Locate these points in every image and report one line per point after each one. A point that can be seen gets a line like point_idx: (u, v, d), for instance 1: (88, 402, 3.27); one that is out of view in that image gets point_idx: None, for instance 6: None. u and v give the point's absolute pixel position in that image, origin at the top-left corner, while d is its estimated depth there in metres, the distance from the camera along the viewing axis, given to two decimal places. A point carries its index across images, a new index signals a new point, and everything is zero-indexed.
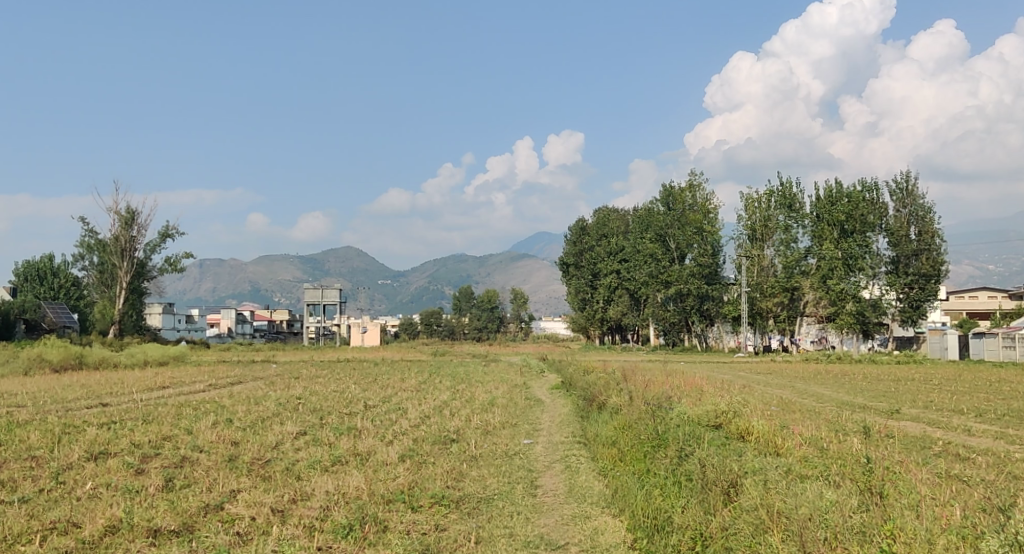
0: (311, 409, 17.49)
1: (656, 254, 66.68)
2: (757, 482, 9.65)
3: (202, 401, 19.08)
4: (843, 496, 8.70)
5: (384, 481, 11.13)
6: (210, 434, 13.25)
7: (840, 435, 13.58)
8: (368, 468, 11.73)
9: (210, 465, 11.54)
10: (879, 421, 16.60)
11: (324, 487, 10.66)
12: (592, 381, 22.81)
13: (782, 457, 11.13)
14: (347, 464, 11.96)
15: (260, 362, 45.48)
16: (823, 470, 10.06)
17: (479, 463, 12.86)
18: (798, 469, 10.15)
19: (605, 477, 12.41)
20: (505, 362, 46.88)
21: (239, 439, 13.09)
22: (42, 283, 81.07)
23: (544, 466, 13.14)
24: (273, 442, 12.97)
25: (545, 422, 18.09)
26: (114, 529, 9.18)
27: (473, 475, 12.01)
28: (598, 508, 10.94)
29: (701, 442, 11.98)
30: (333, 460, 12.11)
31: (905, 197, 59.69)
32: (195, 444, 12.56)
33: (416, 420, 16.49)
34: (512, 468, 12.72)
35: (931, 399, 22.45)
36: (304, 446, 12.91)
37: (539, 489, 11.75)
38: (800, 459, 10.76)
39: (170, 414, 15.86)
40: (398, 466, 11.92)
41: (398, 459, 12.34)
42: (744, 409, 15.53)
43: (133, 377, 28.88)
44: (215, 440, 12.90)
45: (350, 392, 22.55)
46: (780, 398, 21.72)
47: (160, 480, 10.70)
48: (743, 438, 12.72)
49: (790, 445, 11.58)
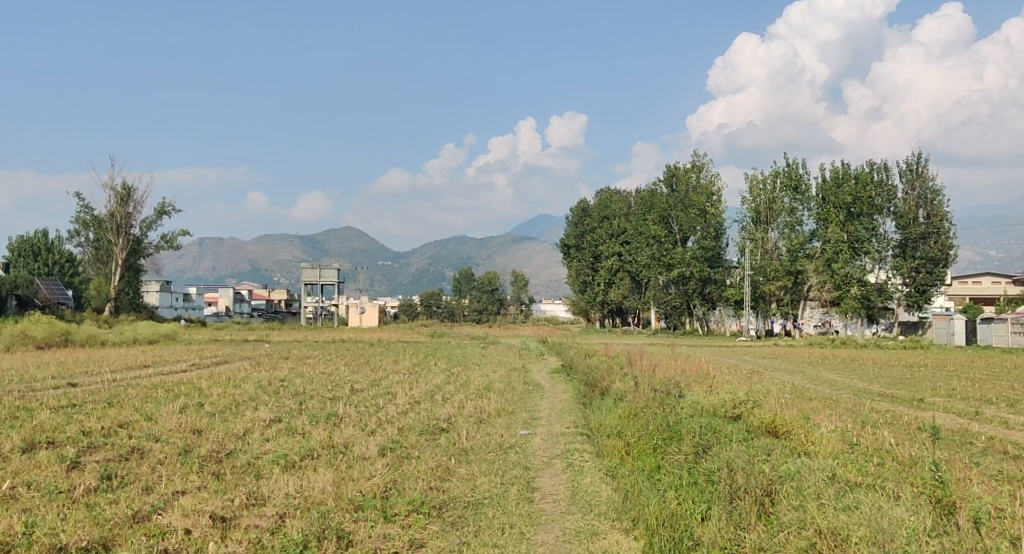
0: (292, 393, 16.26)
1: (659, 236, 65.39)
2: (795, 489, 8.70)
3: (178, 382, 17.88)
4: (906, 515, 7.74)
5: (357, 481, 9.92)
6: (169, 421, 11.97)
7: (869, 428, 12.42)
8: (341, 464, 10.51)
9: (163, 458, 10.36)
10: (906, 411, 15.47)
11: (284, 489, 9.49)
12: (594, 365, 21.69)
13: (815, 455, 10.09)
14: (319, 459, 10.75)
15: (252, 342, 44.11)
16: (872, 472, 9.12)
17: (469, 458, 11.65)
18: (842, 469, 9.20)
19: (612, 477, 11.20)
20: (504, 344, 45.93)
21: (201, 428, 11.83)
22: (36, 259, 79.61)
23: (542, 464, 11.91)
24: (239, 431, 11.76)
25: (545, 410, 16.89)
26: (9, 546, 7.97)
27: (463, 474, 10.79)
28: (607, 520, 9.68)
29: (718, 436, 10.95)
30: (303, 454, 10.90)
31: (914, 179, 58.28)
32: (149, 433, 11.34)
33: (405, 406, 15.30)
34: (506, 465, 11.51)
35: (953, 387, 21.33)
36: (273, 436, 11.68)
37: (536, 492, 10.56)
38: (838, 458, 9.71)
39: (138, 396, 14.66)
40: (376, 462, 10.69)
41: (378, 454, 11.11)
42: (764, 398, 14.30)
43: (115, 356, 27.67)
44: (176, 428, 11.65)
45: (337, 374, 21.41)
46: (792, 385, 20.61)
47: (93, 480, 9.50)
48: (769, 433, 11.55)
49: (824, 441, 10.51)
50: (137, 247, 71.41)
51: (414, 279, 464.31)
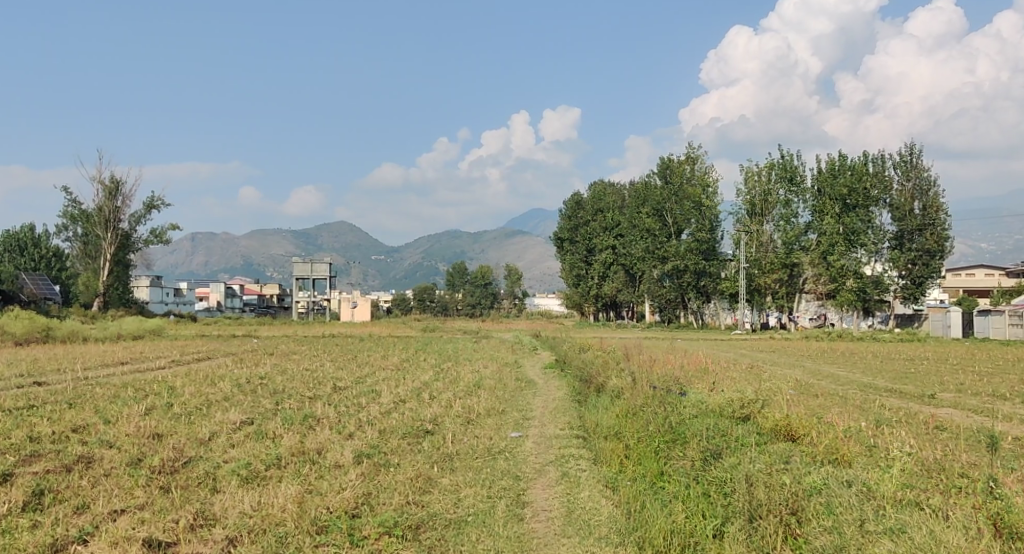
0: (271, 392, 15.38)
1: (654, 229, 64.55)
2: (825, 507, 8.47)
3: (150, 380, 16.94)
4: (962, 544, 7.38)
5: (324, 497, 9.16)
6: (127, 425, 11.15)
7: (885, 427, 11.66)
8: (309, 475, 9.74)
9: (110, 470, 9.62)
10: (919, 408, 14.67)
11: (238, 507, 8.80)
12: (588, 360, 20.86)
13: (836, 459, 9.59)
14: (286, 468, 9.96)
15: (239, 338, 43.28)
16: (910, 482, 8.75)
17: (453, 466, 10.82)
18: (877, 478, 8.85)
19: (613, 488, 10.41)
20: (498, 339, 45.20)
21: (161, 431, 11.01)
22: (22, 254, 78.18)
23: (534, 472, 11.09)
24: (203, 435, 10.96)
25: (538, 409, 16.04)
26: None
27: (446, 486, 9.96)
28: (607, 546, 8.85)
29: (728, 440, 10.46)
30: (269, 462, 10.12)
31: (910, 170, 57.51)
32: (102, 438, 10.55)
33: (388, 406, 14.41)
34: (495, 474, 10.69)
35: (960, 382, 20.54)
36: (239, 441, 10.84)
37: (527, 508, 9.74)
38: (868, 466, 9.23)
39: (105, 395, 13.77)
40: (349, 472, 9.90)
41: (352, 462, 10.29)
42: (771, 395, 13.49)
43: (94, 353, 26.50)
44: (132, 433, 10.82)
45: (321, 371, 20.55)
46: (796, 381, 19.75)
47: (22, 498, 8.75)
48: (781, 436, 10.80)
49: (842, 445, 9.95)
50: (125, 241, 70.25)
51: (408, 273, 463.03)
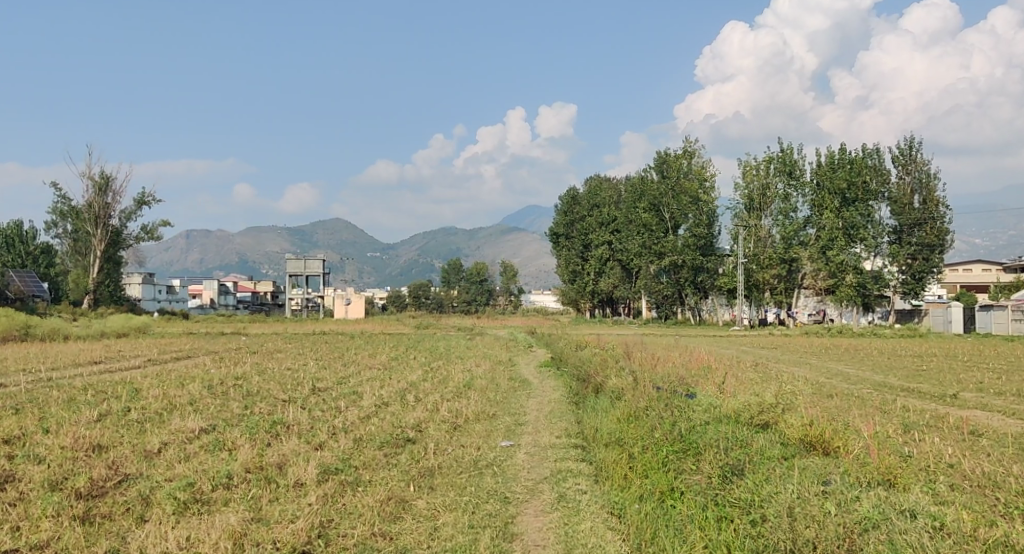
0: (244, 393, 14.38)
1: (651, 224, 63.34)
2: (888, 546, 7.60)
3: (117, 382, 15.89)
4: None
5: (271, 527, 8.44)
6: (65, 436, 10.53)
7: (917, 432, 10.75)
8: (261, 498, 9.05)
9: (24, 493, 9.00)
10: (943, 409, 13.62)
11: (163, 543, 8.07)
12: (585, 358, 19.70)
13: (879, 481, 8.75)
14: (235, 490, 9.27)
15: (225, 336, 41.95)
16: (979, 515, 8.02)
17: (433, 484, 9.89)
18: (943, 509, 8.10)
19: (618, 514, 9.42)
20: (490, 336, 44.08)
21: (104, 443, 10.43)
22: (10, 250, 76.61)
23: (526, 491, 10.03)
24: (151, 448, 10.35)
25: (532, 412, 14.90)
26: None
27: (420, 511, 9.11)
28: None
29: (753, 457, 9.61)
30: (218, 481, 9.45)
31: (908, 164, 56.51)
32: (31, 454, 9.95)
33: (369, 409, 13.35)
34: (481, 495, 9.71)
35: (977, 380, 19.49)
36: (190, 455, 10.22)
37: (517, 541, 8.73)
38: (925, 490, 8.50)
39: (61, 397, 13.02)
40: (308, 495, 9.16)
41: (315, 480, 9.57)
42: (791, 398, 12.39)
43: (71, 352, 25.38)
44: (69, 446, 10.22)
45: (303, 370, 19.41)
46: (806, 379, 18.68)
47: None
48: (815, 450, 9.91)
49: (883, 460, 9.12)
50: (116, 238, 68.71)
51: (404, 270, 460.63)
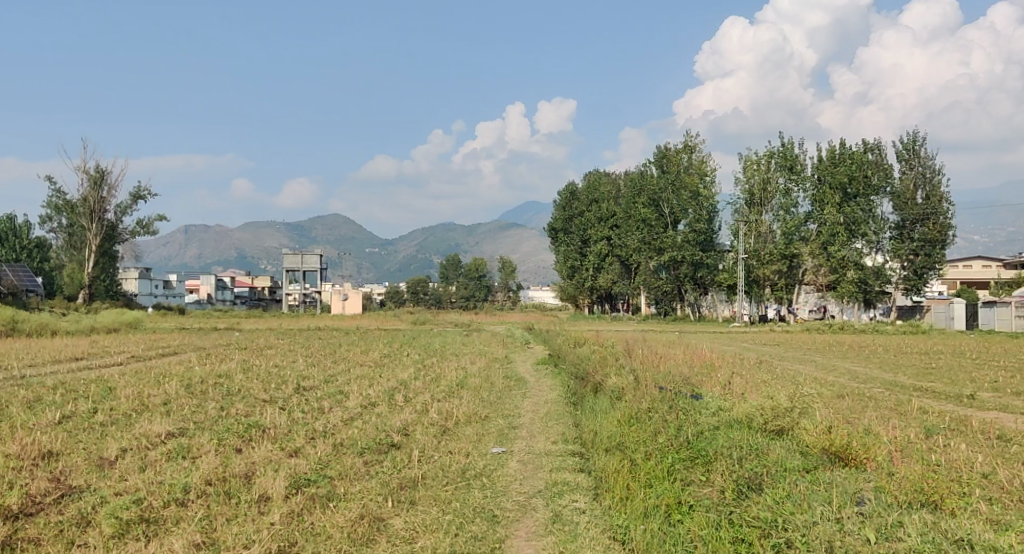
0: (223, 392, 13.67)
1: (650, 219, 62.49)
2: None
3: (91, 380, 15.17)
4: None
5: None
6: (12, 443, 9.90)
7: (942, 437, 10.07)
8: (217, 518, 8.40)
9: None
10: (961, 411, 12.89)
11: None
12: (583, 356, 18.95)
13: (914, 501, 8.08)
14: (193, 506, 8.62)
15: (217, 331, 41.25)
16: None
17: (415, 500, 9.19)
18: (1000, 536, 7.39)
19: (622, 538, 8.66)
20: (487, 332, 43.34)
21: (54, 452, 9.82)
22: (4, 244, 75.69)
23: (518, 508, 9.32)
24: (105, 457, 9.74)
25: (527, 414, 14.13)
26: None
27: (396, 532, 8.43)
28: None
29: (775, 471, 8.95)
30: (175, 496, 8.82)
31: (911, 158, 55.75)
32: None
33: (352, 411, 12.60)
34: (467, 513, 8.99)
35: (989, 379, 18.75)
36: (150, 464, 9.60)
37: None
38: (972, 513, 7.82)
39: (26, 396, 12.36)
40: (272, 514, 8.51)
41: (281, 495, 8.90)
42: (804, 400, 11.65)
43: (55, 347, 24.63)
44: (15, 454, 9.60)
45: (289, 368, 18.68)
46: (812, 378, 17.92)
47: None
48: (838, 461, 9.23)
49: (917, 479, 8.44)
50: (111, 233, 67.94)
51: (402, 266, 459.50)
